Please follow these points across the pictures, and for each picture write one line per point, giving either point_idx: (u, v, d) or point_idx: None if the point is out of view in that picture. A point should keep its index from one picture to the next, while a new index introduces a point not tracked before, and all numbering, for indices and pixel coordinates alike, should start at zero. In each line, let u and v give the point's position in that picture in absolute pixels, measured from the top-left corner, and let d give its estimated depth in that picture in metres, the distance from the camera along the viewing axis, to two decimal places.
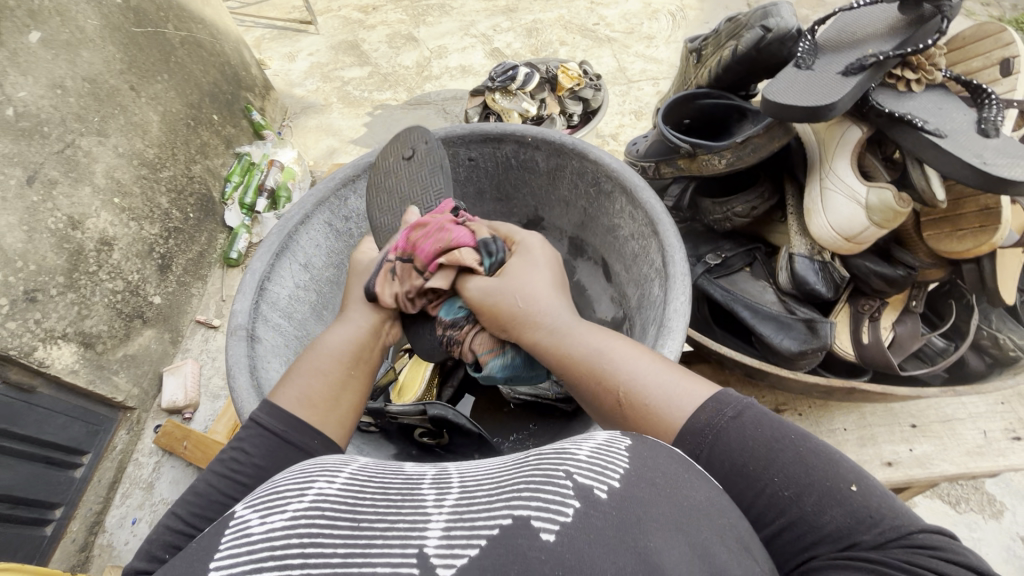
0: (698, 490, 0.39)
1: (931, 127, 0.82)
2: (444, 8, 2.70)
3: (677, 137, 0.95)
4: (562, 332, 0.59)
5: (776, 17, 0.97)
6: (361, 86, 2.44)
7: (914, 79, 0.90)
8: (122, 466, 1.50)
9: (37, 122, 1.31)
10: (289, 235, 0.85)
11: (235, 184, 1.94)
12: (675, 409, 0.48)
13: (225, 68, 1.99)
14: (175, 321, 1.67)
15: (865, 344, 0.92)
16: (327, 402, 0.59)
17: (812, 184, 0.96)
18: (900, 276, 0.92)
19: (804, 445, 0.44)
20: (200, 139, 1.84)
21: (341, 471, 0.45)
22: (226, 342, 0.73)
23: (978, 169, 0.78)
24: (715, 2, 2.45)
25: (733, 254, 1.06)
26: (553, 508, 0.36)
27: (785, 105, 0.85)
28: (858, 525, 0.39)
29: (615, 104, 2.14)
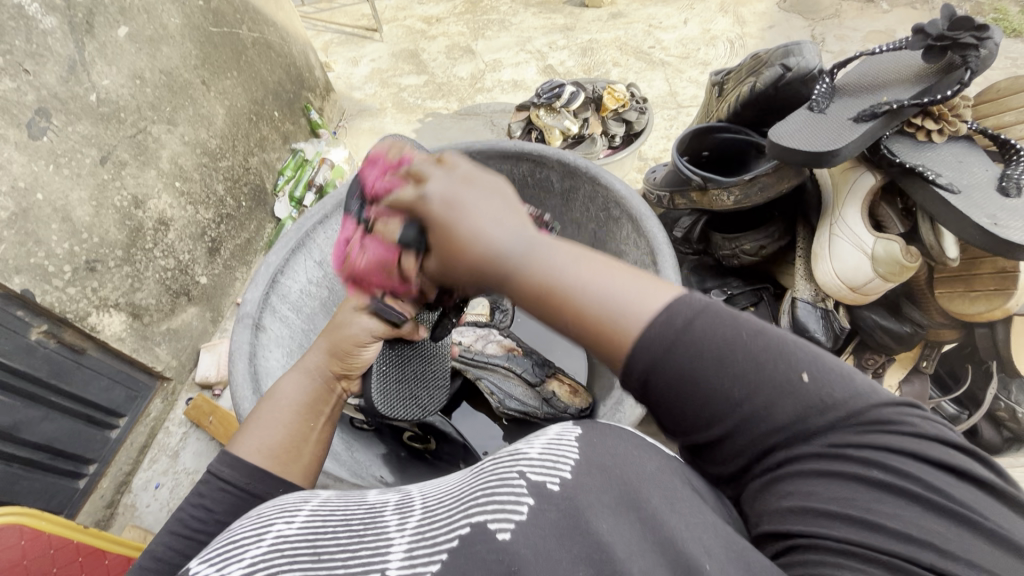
0: (646, 462, 0.43)
1: (944, 181, 0.81)
2: (504, 23, 2.77)
3: (690, 169, 0.93)
4: (526, 253, 0.48)
5: (798, 56, 0.95)
6: (416, 94, 2.53)
7: (934, 130, 0.88)
8: (153, 432, 1.60)
9: (116, 107, 1.43)
10: (307, 233, 0.89)
11: (288, 178, 2.05)
12: (632, 318, 0.44)
13: (290, 69, 2.12)
14: (217, 301, 1.78)
15: None
16: (289, 452, 0.62)
17: (822, 230, 0.97)
18: (906, 332, 0.96)
19: (749, 335, 0.43)
20: (260, 134, 1.95)
21: (300, 511, 0.46)
22: (232, 327, 0.78)
23: (985, 230, 0.77)
24: (778, 31, 2.39)
25: (740, 293, 1.07)
26: (508, 508, 0.38)
27: (790, 148, 0.85)
28: (810, 413, 0.41)
29: (662, 128, 2.12)
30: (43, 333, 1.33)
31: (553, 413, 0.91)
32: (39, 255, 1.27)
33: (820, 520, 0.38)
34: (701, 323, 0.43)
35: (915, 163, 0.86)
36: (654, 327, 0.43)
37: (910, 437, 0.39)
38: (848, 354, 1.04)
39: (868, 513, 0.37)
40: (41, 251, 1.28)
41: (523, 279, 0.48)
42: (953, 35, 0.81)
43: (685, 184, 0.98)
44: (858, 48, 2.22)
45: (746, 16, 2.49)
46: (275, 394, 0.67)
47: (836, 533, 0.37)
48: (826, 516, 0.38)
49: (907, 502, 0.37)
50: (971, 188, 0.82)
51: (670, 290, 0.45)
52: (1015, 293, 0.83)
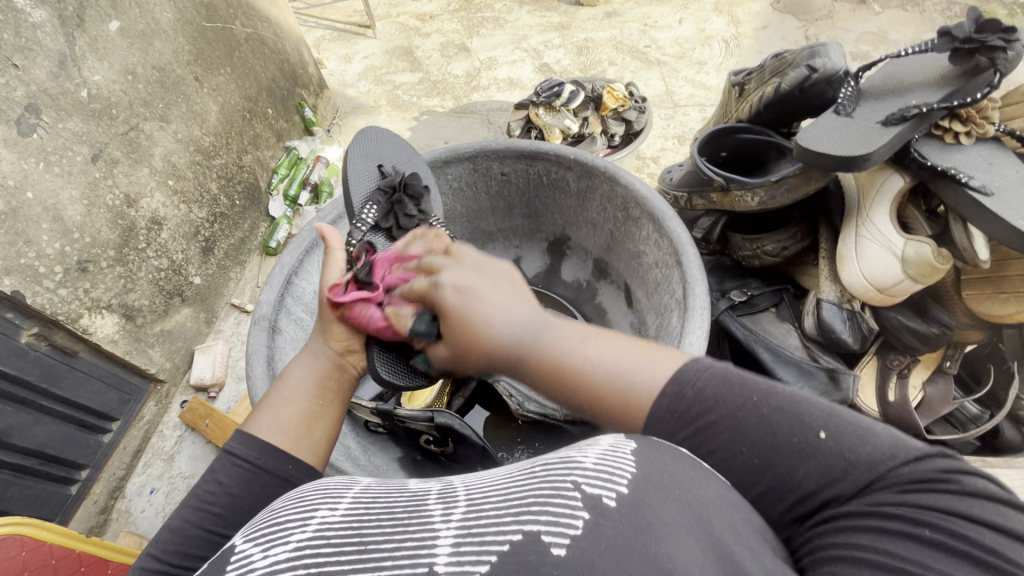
0: (704, 487, 0.41)
1: (977, 184, 0.82)
2: (499, 20, 2.75)
3: (711, 170, 0.93)
4: (535, 337, 0.52)
5: (824, 58, 0.95)
6: (411, 91, 2.50)
7: (962, 132, 0.89)
8: (147, 435, 1.57)
9: (107, 103, 1.39)
10: (320, 233, 0.87)
11: (282, 176, 2.02)
12: (640, 384, 0.48)
13: (284, 65, 2.08)
14: (211, 302, 1.75)
15: (890, 402, 1.01)
16: (299, 429, 0.62)
17: (847, 230, 0.98)
18: (933, 333, 0.97)
19: (768, 404, 0.45)
20: (254, 131, 1.92)
21: (344, 496, 0.46)
22: (248, 330, 0.76)
23: (1020, 232, 0.78)
24: (772, 32, 2.41)
25: (760, 293, 1.07)
26: (563, 522, 0.37)
27: (818, 152, 0.85)
28: (832, 479, 0.42)
29: (658, 127, 2.13)
30: (34, 336, 1.29)
31: (574, 415, 0.90)
32: (29, 256, 1.24)
33: (857, 567, 0.37)
34: (703, 384, 0.47)
35: (944, 165, 0.86)
36: (661, 400, 0.47)
37: (969, 502, 0.38)
38: (871, 354, 1.06)
39: (894, 558, 0.36)
40: (32, 252, 1.24)
41: (529, 357, 0.51)
42: (981, 38, 0.82)
43: (706, 184, 0.98)
44: (851, 49, 2.25)
45: (740, 16, 2.51)
46: (286, 377, 0.67)
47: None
48: (864, 563, 0.37)
49: (939, 552, 0.36)
50: (1003, 189, 0.83)
51: (674, 363, 0.48)
52: None
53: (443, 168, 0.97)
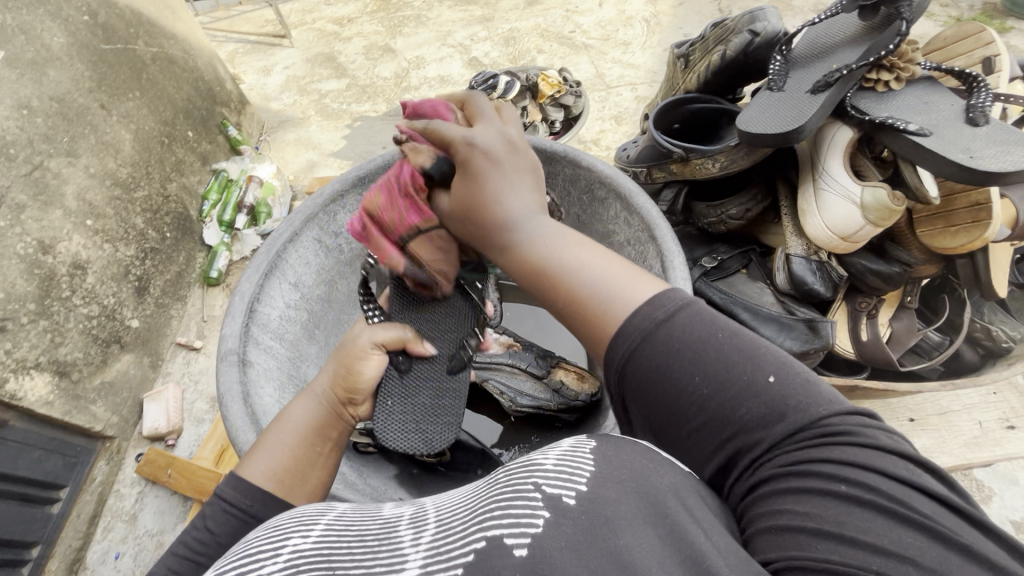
0: (663, 476, 0.41)
1: (915, 127, 0.87)
2: (420, 18, 2.70)
3: (671, 143, 0.95)
4: (533, 235, 0.55)
5: (763, 22, 1.00)
6: (339, 99, 2.42)
7: (892, 79, 0.94)
8: (102, 498, 1.44)
9: (2, 142, 1.25)
10: (277, 254, 0.82)
11: (213, 201, 1.90)
12: (617, 303, 0.48)
13: (199, 83, 1.95)
14: (154, 344, 1.63)
15: (864, 342, 1.04)
16: (293, 478, 0.58)
17: (806, 185, 1.00)
18: (894, 271, 1.00)
19: (724, 338, 0.46)
20: (175, 157, 1.80)
21: (317, 522, 0.44)
22: (216, 368, 0.71)
23: (964, 164, 0.83)
24: (688, 8, 2.49)
25: (729, 257, 1.10)
26: (524, 522, 0.37)
27: (757, 133, 0.88)
28: (773, 416, 0.42)
29: (594, 110, 2.15)
30: None
31: (566, 402, 0.89)
32: None
33: (801, 538, 0.36)
34: (681, 320, 0.46)
35: (884, 116, 0.91)
36: (637, 317, 0.47)
37: (875, 455, 0.39)
38: (840, 300, 1.07)
39: (851, 530, 0.35)
40: None
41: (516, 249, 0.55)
42: None
43: (665, 157, 1.00)
44: None
45: None
46: (284, 419, 0.63)
47: (815, 551, 0.35)
48: (807, 533, 0.36)
49: (887, 519, 0.36)
50: (940, 127, 0.89)
51: (656, 286, 0.49)
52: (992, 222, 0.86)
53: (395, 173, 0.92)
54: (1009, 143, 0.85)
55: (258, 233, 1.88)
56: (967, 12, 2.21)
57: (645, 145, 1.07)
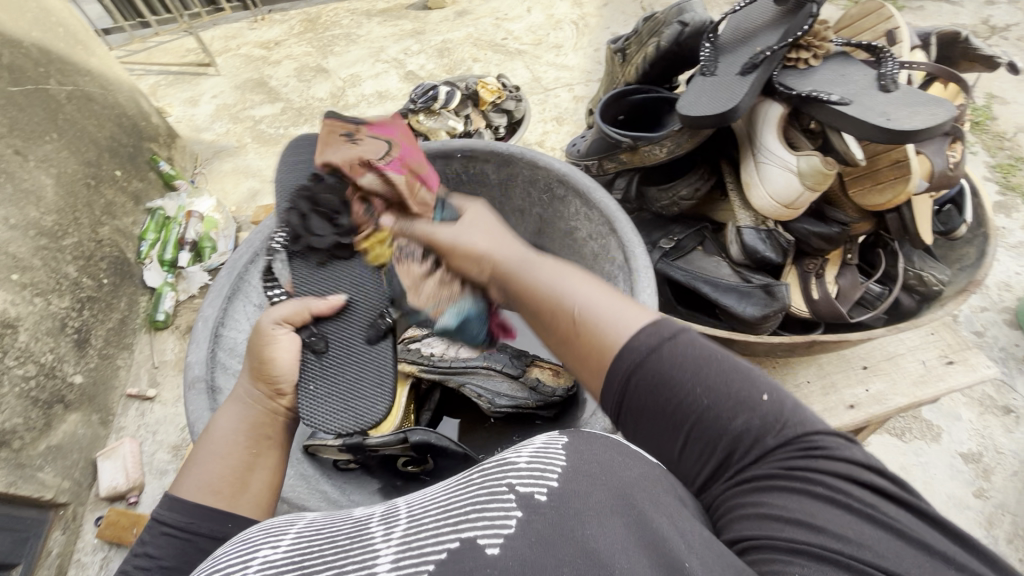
0: (630, 469, 0.43)
1: (837, 98, 0.90)
2: (351, 36, 2.67)
3: (619, 132, 0.99)
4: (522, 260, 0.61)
5: (691, 12, 1.07)
6: (275, 123, 2.35)
7: (810, 57, 0.98)
8: (62, 570, 1.33)
9: None
10: (240, 276, 0.79)
11: (151, 241, 1.81)
12: (616, 330, 0.49)
13: (122, 119, 1.86)
14: (102, 399, 1.53)
15: (815, 299, 1.00)
16: (234, 483, 0.58)
17: (747, 161, 1.02)
18: (835, 232, 0.99)
19: (722, 365, 0.47)
20: (105, 199, 1.70)
21: (286, 533, 0.46)
22: (184, 395, 0.68)
23: (885, 127, 0.86)
24: (613, 8, 2.59)
25: (684, 236, 1.09)
26: (497, 524, 0.38)
27: (700, 115, 0.92)
28: (763, 431, 0.44)
29: (535, 113, 2.20)
30: None
31: (543, 398, 0.89)
32: None
33: (776, 525, 0.39)
34: (671, 347, 0.47)
35: (808, 90, 0.94)
36: (635, 340, 0.48)
37: (862, 468, 0.41)
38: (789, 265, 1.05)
39: (822, 522, 0.38)
40: None
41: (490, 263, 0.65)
42: None
43: (614, 147, 1.02)
44: None
45: None
46: (213, 430, 0.62)
47: (787, 534, 0.38)
48: (784, 521, 0.39)
49: (863, 520, 0.38)
50: (860, 95, 0.92)
51: (649, 314, 0.50)
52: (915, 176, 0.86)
53: None
54: (919, 105, 0.88)
55: (205, 269, 1.80)
56: None
57: (596, 136, 1.09)
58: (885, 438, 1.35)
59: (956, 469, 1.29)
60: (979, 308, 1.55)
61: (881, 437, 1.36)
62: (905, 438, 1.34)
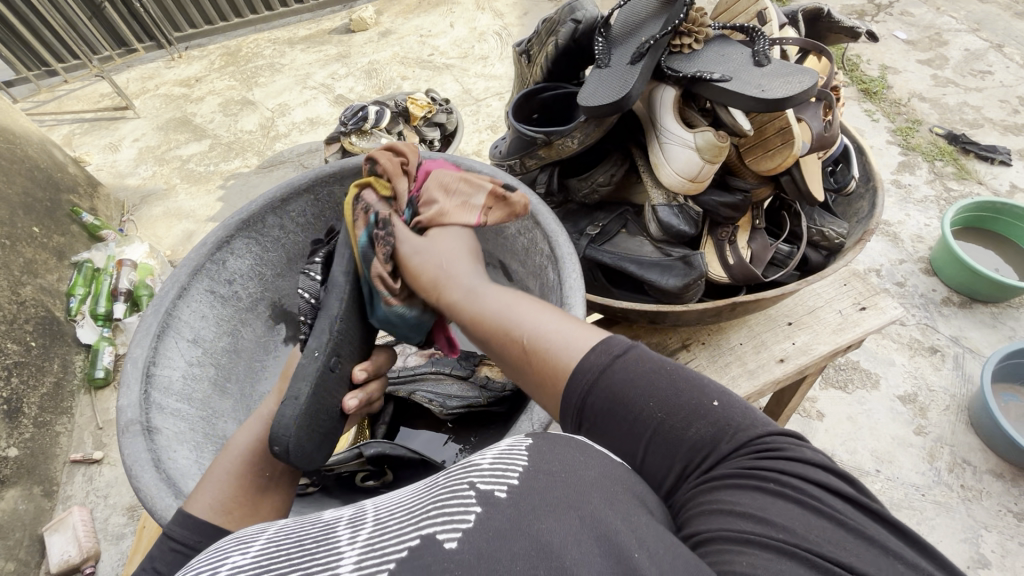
0: (590, 469, 0.42)
1: (719, 76, 0.86)
2: (275, 66, 2.64)
3: (531, 130, 0.96)
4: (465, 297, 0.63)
5: (582, 10, 1.08)
6: (204, 161, 2.29)
7: (693, 42, 0.93)
8: None
9: None
10: (168, 312, 0.72)
11: (81, 295, 1.72)
12: (569, 352, 0.52)
13: (34, 173, 1.76)
14: (43, 470, 1.43)
15: (732, 265, 0.93)
16: (245, 507, 0.58)
17: (649, 142, 0.96)
18: (740, 200, 0.94)
19: (675, 374, 0.49)
20: (23, 257, 1.60)
21: (257, 539, 0.42)
22: (119, 442, 0.61)
23: (759, 97, 0.82)
24: (533, 16, 2.66)
25: (608, 221, 1.02)
26: (456, 519, 0.37)
27: (597, 105, 0.87)
28: (719, 435, 0.45)
29: (469, 124, 2.23)
30: None
31: (495, 393, 0.88)
32: None
33: (723, 518, 0.39)
34: (622, 364, 0.49)
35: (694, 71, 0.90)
36: (589, 358, 0.50)
37: (805, 465, 0.42)
38: (705, 236, 0.99)
39: (765, 513, 0.38)
40: None
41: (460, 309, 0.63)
42: None
43: (531, 144, 0.99)
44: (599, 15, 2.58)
45: (501, 9, 2.73)
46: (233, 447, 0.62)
47: (736, 527, 0.38)
48: (732, 515, 0.39)
49: (803, 512, 0.38)
50: (742, 71, 0.88)
51: (598, 334, 0.53)
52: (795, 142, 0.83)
53: (283, 207, 0.83)
54: (789, 75, 0.85)
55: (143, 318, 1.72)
56: None
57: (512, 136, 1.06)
58: (830, 391, 1.43)
59: (896, 411, 1.39)
60: (897, 260, 1.67)
61: (827, 391, 1.44)
62: (848, 389, 1.43)
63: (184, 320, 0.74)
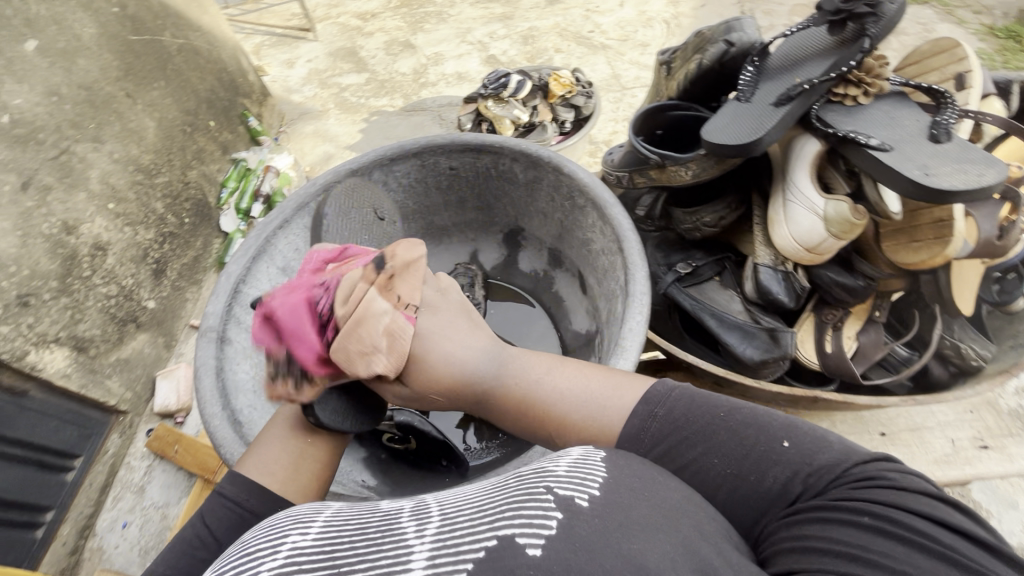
0: (672, 489, 0.44)
1: (876, 143, 0.86)
2: (442, 15, 2.73)
3: (647, 149, 0.96)
4: (497, 372, 0.63)
5: (739, 32, 1.00)
6: (358, 93, 2.46)
7: (859, 95, 0.92)
8: (113, 470, 1.50)
9: (33, 128, 1.32)
10: (267, 239, 0.84)
11: (232, 189, 1.96)
12: (612, 410, 0.56)
13: (222, 74, 2.01)
14: (169, 325, 1.69)
15: (829, 353, 1.03)
16: (288, 472, 0.62)
17: (777, 197, 1.00)
18: (860, 285, 1.00)
19: (731, 417, 0.53)
20: (197, 145, 1.86)
21: (315, 519, 0.46)
22: (195, 342, 0.75)
23: (918, 181, 0.81)
24: (709, 10, 2.46)
25: (704, 263, 1.09)
26: (536, 523, 0.39)
27: (722, 144, 0.89)
28: (795, 478, 0.48)
29: (608, 111, 2.15)
30: None
31: None
32: None
33: (816, 557, 0.40)
34: (677, 408, 0.54)
35: (848, 130, 0.90)
36: (634, 417, 0.55)
37: (889, 491, 0.43)
38: (807, 312, 1.08)
39: (864, 549, 0.39)
40: None
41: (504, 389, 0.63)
42: (849, 7, 0.88)
43: (643, 163, 1.00)
44: (785, 22, 2.32)
45: None
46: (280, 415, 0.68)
47: (835, 565, 0.39)
48: (825, 553, 0.40)
49: (901, 544, 0.39)
50: (903, 142, 0.87)
51: (642, 387, 0.58)
52: (953, 240, 0.85)
53: (392, 165, 0.94)
54: (963, 162, 0.83)
55: None
56: (1000, 21, 2.15)
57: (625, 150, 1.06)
58: None
59: None
60: None
61: None
62: None
63: (282, 250, 0.87)
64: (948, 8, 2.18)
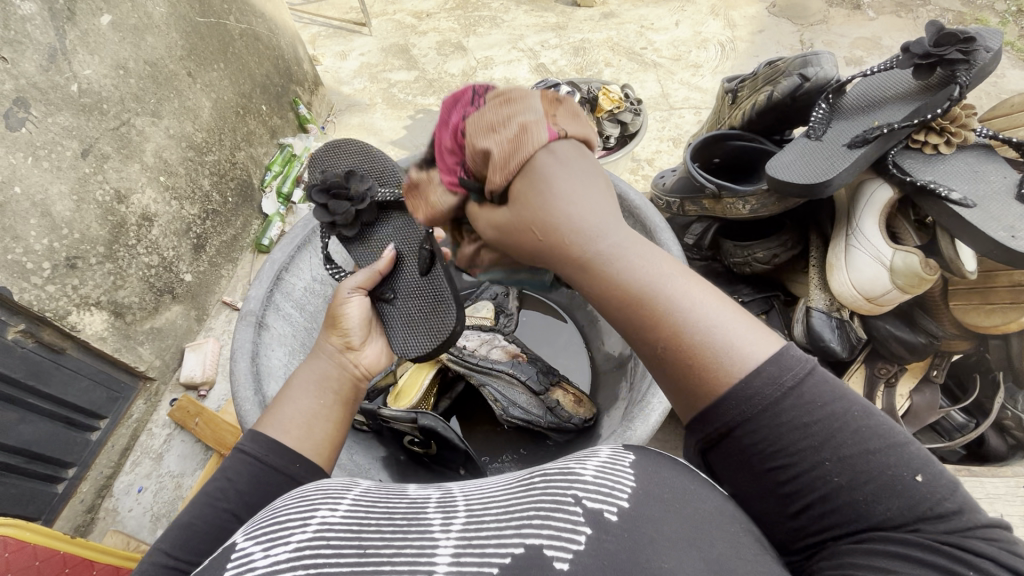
0: (706, 502, 0.42)
1: (959, 197, 0.82)
2: (495, 20, 2.74)
3: (704, 177, 0.95)
4: (614, 252, 0.46)
5: (817, 67, 0.96)
6: (406, 90, 2.49)
7: (940, 144, 0.89)
8: (135, 434, 1.55)
9: (98, 98, 1.37)
10: (313, 230, 0.87)
11: (275, 173, 2.01)
12: (732, 357, 0.42)
13: (278, 61, 2.06)
14: (202, 300, 1.73)
15: (878, 410, 1.01)
16: (304, 427, 0.60)
17: (839, 238, 0.97)
18: (921, 344, 0.96)
19: (861, 423, 0.41)
20: (247, 127, 1.91)
21: (344, 496, 0.45)
22: (235, 325, 0.77)
23: (1004, 245, 0.79)
24: (767, 36, 2.41)
25: (750, 300, 1.08)
26: (565, 536, 0.37)
27: (786, 181, 0.87)
28: (912, 515, 0.39)
29: (653, 129, 2.13)
30: (20, 333, 1.28)
31: (557, 422, 0.90)
32: (16, 251, 1.22)
33: None
34: (809, 389, 0.41)
35: (926, 181, 0.87)
36: (759, 378, 0.41)
37: (990, 546, 0.38)
38: (859, 363, 1.03)
39: None
40: (19, 247, 1.22)
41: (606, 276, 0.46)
42: (939, 52, 0.84)
43: (699, 191, 1.00)
44: (845, 55, 2.26)
45: (736, 19, 2.51)
46: (293, 380, 0.66)
47: None
48: None
49: None
50: (987, 200, 0.84)
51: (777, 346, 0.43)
52: None
53: None
54: None
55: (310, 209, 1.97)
56: None
57: (681, 176, 1.08)
58: None
59: None
60: None
61: None
62: None
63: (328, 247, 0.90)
64: (1020, 53, 2.11)
